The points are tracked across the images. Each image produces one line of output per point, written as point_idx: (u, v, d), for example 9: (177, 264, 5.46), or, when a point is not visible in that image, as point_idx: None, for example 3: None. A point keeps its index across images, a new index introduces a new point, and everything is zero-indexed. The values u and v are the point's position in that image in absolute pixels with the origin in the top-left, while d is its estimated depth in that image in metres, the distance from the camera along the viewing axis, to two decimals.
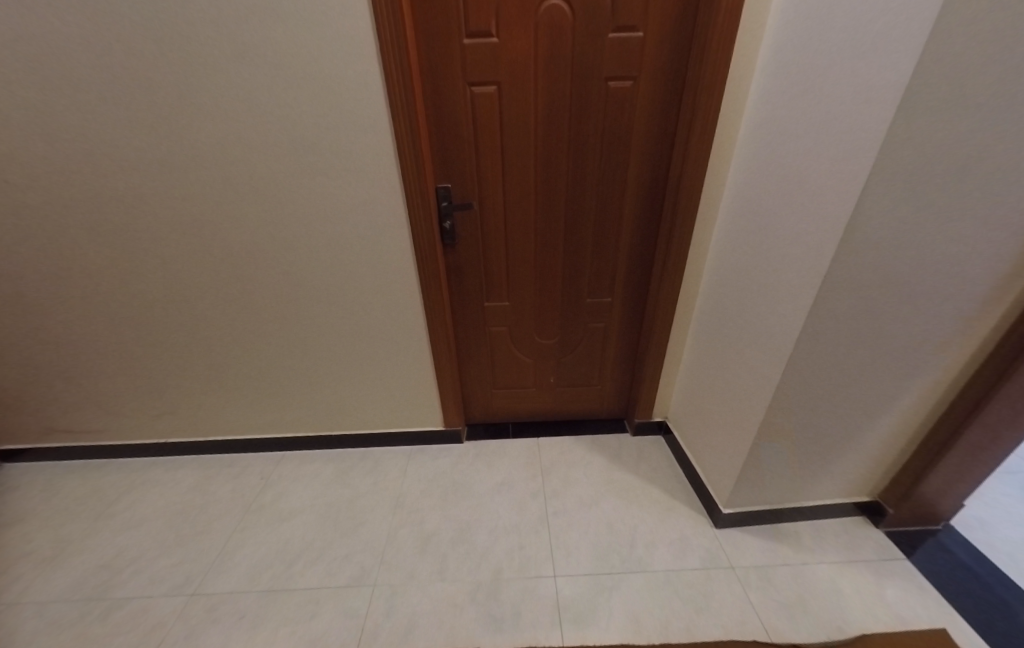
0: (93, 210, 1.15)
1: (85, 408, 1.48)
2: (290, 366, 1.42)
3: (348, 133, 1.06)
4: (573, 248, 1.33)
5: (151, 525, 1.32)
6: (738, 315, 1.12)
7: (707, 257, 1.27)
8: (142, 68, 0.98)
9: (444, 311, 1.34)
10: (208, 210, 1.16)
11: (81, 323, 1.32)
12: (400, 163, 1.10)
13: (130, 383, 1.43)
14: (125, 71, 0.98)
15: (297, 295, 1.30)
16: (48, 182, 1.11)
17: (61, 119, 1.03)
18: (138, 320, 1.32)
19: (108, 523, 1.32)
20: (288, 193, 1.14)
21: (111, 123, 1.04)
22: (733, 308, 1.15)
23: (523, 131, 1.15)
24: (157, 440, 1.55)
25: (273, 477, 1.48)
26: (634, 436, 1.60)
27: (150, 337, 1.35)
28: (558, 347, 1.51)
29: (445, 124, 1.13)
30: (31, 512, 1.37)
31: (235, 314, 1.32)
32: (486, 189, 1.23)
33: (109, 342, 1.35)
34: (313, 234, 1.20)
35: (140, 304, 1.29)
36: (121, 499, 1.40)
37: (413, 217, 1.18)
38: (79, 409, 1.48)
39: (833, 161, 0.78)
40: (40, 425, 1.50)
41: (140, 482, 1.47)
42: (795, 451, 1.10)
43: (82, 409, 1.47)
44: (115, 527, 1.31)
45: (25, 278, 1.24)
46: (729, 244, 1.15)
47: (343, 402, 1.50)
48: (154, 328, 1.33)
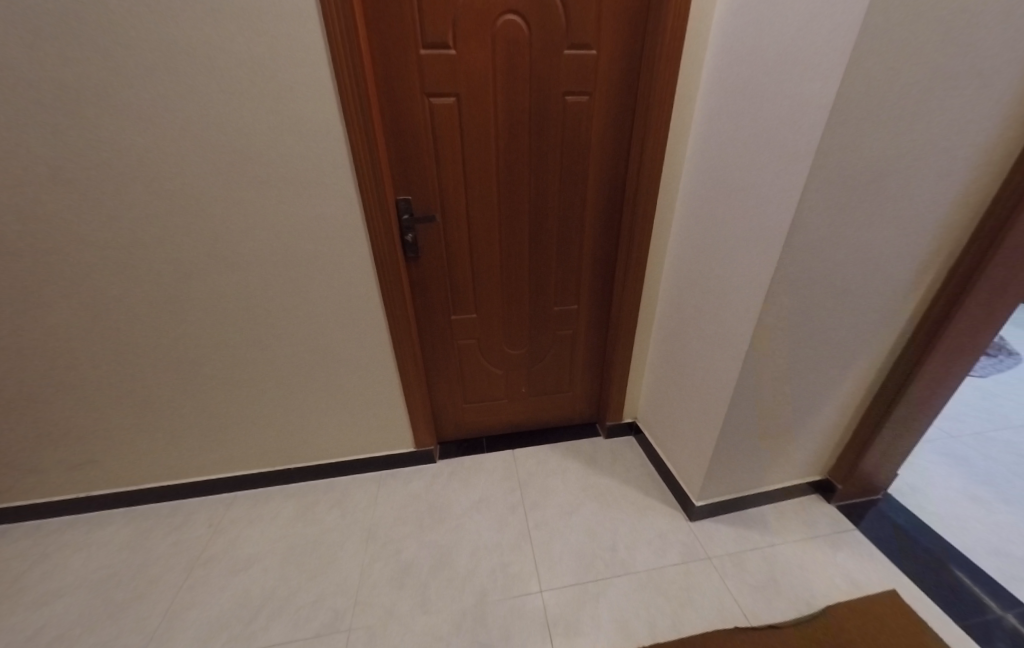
0: None
1: None
2: (239, 397, 1.29)
3: (298, 145, 1.00)
4: (539, 257, 1.34)
5: (73, 596, 1.13)
6: (698, 315, 1.18)
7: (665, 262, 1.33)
8: (50, 73, 0.86)
9: (410, 326, 1.29)
10: (136, 230, 1.03)
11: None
12: (357, 175, 1.05)
13: (38, 432, 1.23)
14: (28, 75, 0.85)
15: (245, 319, 1.19)
16: None
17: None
18: (47, 358, 1.14)
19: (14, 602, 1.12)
20: (232, 209, 1.05)
21: (9, 133, 0.90)
22: (693, 308, 1.20)
23: (483, 142, 1.14)
24: (76, 495, 1.34)
25: (224, 523, 1.32)
26: (606, 439, 1.62)
27: (63, 377, 1.17)
28: (528, 357, 1.50)
29: (403, 134, 1.10)
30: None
31: (171, 344, 1.18)
32: (449, 200, 1.21)
33: (8, 386, 1.15)
34: (262, 252, 1.11)
35: (49, 340, 1.12)
36: (30, 571, 1.19)
37: (374, 231, 1.13)
38: None
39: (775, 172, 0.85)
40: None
41: (54, 547, 1.26)
42: (758, 439, 1.17)
43: None
44: (25, 605, 1.11)
45: None
46: (685, 249, 1.21)
47: (301, 431, 1.39)
48: (68, 366, 1.16)
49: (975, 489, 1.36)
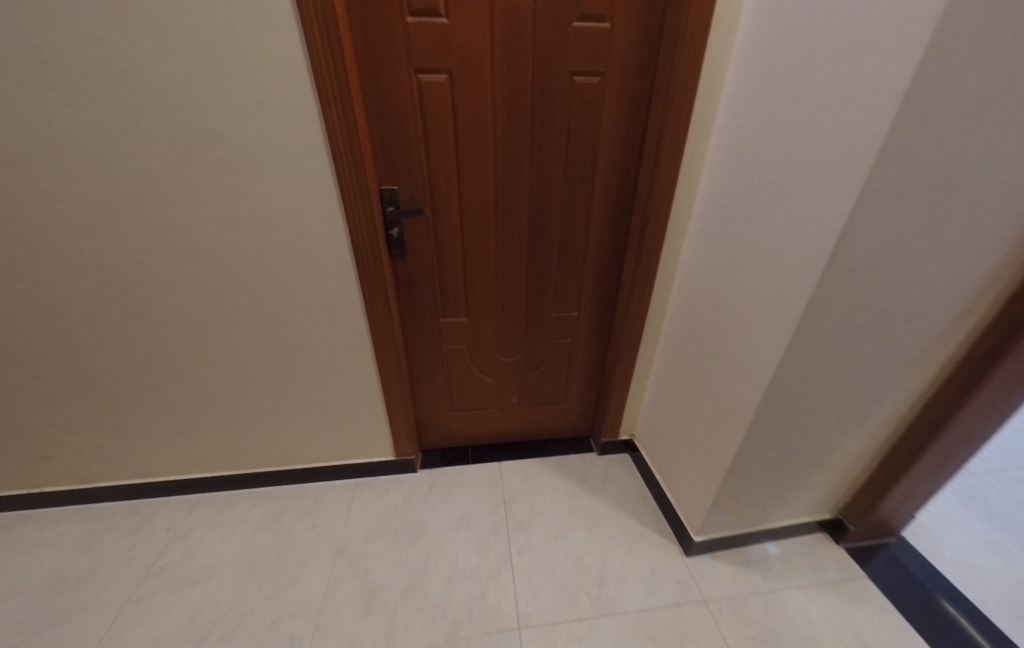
0: None
1: None
2: (203, 396, 1.19)
3: (262, 123, 0.87)
4: (537, 258, 1.21)
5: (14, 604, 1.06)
6: (713, 334, 1.06)
7: (677, 270, 1.21)
8: None
9: (393, 329, 1.18)
10: (79, 214, 0.92)
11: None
12: (333, 160, 0.93)
13: None
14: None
15: (207, 315, 1.08)
16: None
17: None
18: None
19: None
20: (187, 194, 0.93)
21: None
22: (707, 325, 1.08)
23: (479, 128, 1.01)
24: (32, 492, 1.27)
25: (184, 529, 1.24)
26: (600, 456, 1.51)
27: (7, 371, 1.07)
28: (522, 365, 1.39)
29: (388, 115, 0.97)
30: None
31: (126, 340, 1.08)
32: (439, 192, 1.08)
33: None
34: (225, 242, 0.99)
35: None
36: None
37: (354, 225, 1.00)
38: None
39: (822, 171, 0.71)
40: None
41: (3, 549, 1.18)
42: (768, 476, 1.05)
43: None
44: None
45: None
46: (703, 258, 1.08)
47: (273, 433, 1.30)
48: (11, 361, 1.06)
49: (999, 535, 1.24)
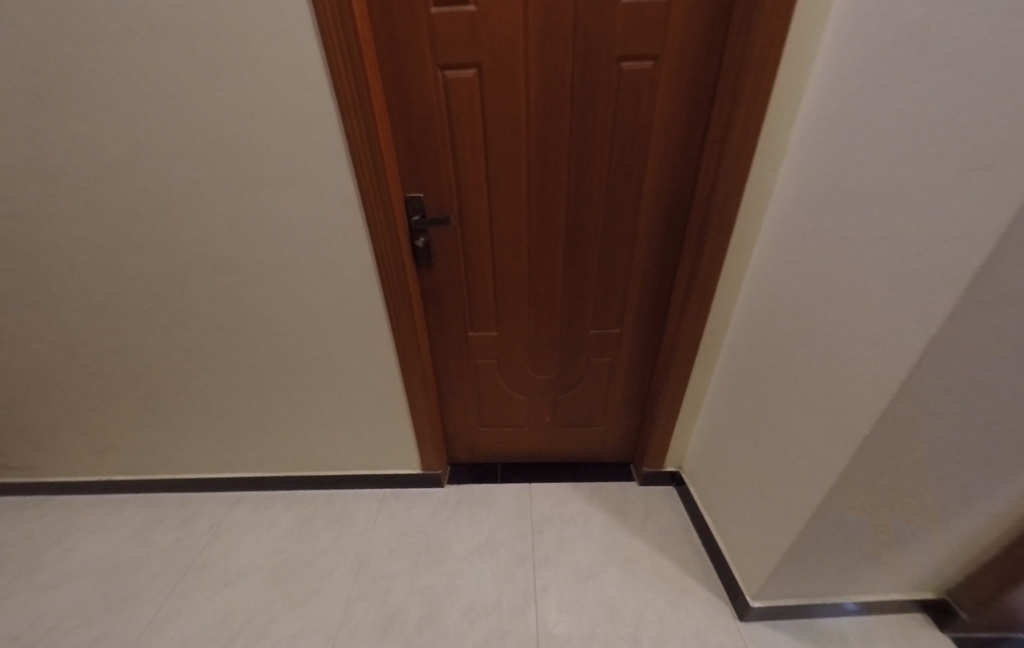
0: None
1: (26, 445, 1.35)
2: (241, 400, 1.23)
3: (282, 133, 0.84)
4: (575, 270, 1.09)
5: (81, 583, 1.17)
6: (784, 368, 0.88)
7: (741, 286, 1.02)
8: (18, 61, 0.78)
9: (419, 344, 1.13)
10: (128, 231, 0.97)
11: (6, 357, 1.17)
12: (354, 170, 0.87)
13: (67, 419, 1.29)
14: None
15: (241, 325, 1.10)
16: None
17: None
18: (65, 354, 1.16)
19: (37, 579, 1.19)
20: (217, 209, 0.93)
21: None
22: (777, 356, 0.90)
23: (511, 127, 0.91)
24: (106, 477, 1.41)
25: (225, 526, 1.30)
26: (641, 487, 1.37)
27: (80, 371, 1.19)
28: (556, 384, 1.28)
29: (413, 119, 0.90)
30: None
31: (173, 347, 1.14)
32: (467, 199, 1.00)
33: (36, 376, 1.20)
34: (254, 256, 1.00)
35: (68, 339, 1.13)
36: (56, 548, 1.27)
37: (377, 237, 0.95)
38: (20, 446, 1.35)
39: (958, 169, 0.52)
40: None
41: (82, 529, 1.33)
42: (856, 544, 0.85)
43: (23, 445, 1.35)
44: (42, 587, 1.17)
45: None
46: (775, 275, 0.90)
47: (305, 439, 1.31)
48: (83, 363, 1.17)
49: None
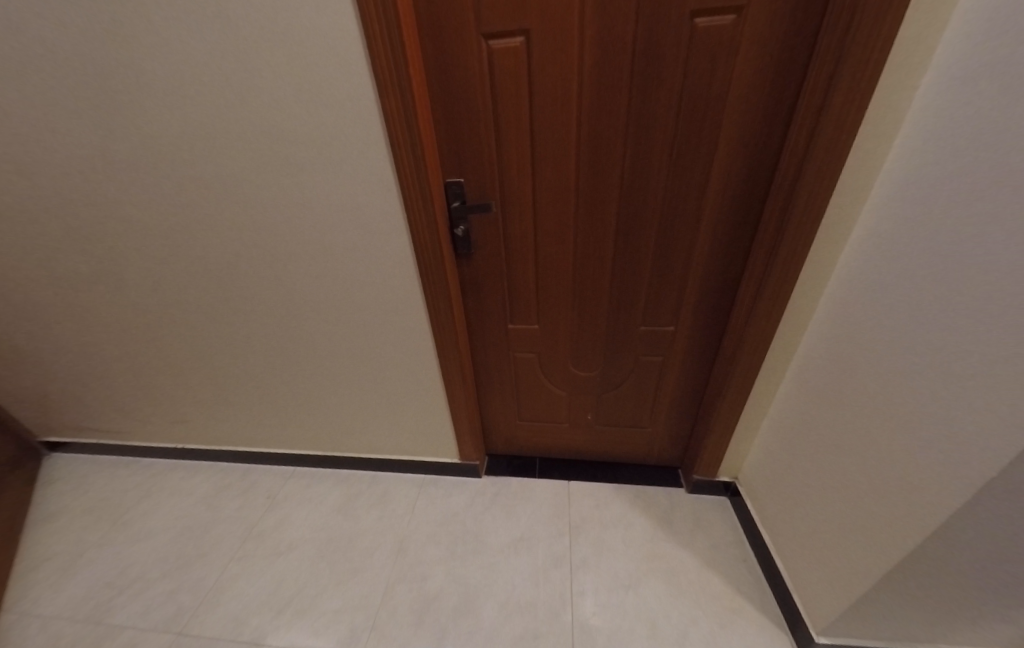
0: (77, 224, 1.06)
1: (115, 412, 1.51)
2: (291, 382, 1.29)
3: (321, 117, 0.81)
4: (626, 261, 0.99)
5: (160, 539, 1.30)
6: (879, 384, 0.74)
7: (827, 284, 0.87)
8: (80, 56, 0.80)
9: (457, 335, 1.10)
10: (188, 220, 1.00)
11: (95, 334, 1.29)
12: (392, 155, 0.83)
13: (147, 391, 1.42)
14: (66, 62, 0.81)
15: (289, 312, 1.13)
16: (30, 194, 1.02)
17: (21, 128, 0.91)
18: (141, 333, 1.26)
19: (125, 532, 1.34)
20: (264, 198, 0.94)
21: (67, 125, 0.89)
22: (870, 369, 0.77)
23: (561, 103, 0.82)
24: (180, 444, 1.55)
25: (279, 499, 1.38)
26: (690, 495, 1.27)
27: (154, 349, 1.29)
28: (600, 381, 1.21)
29: (455, 96, 0.83)
30: (70, 511, 1.44)
31: (231, 331, 1.20)
32: (510, 184, 0.92)
33: (119, 352, 1.32)
34: (299, 245, 1.00)
35: (144, 320, 1.23)
36: (140, 505, 1.43)
37: (416, 226, 0.91)
38: (110, 412, 1.52)
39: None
40: (83, 425, 1.57)
41: (162, 490, 1.48)
42: (963, 600, 0.71)
43: (112, 412, 1.51)
44: (129, 540, 1.31)
45: (35, 292, 1.22)
46: (875, 273, 0.75)
47: (350, 423, 1.35)
48: (156, 341, 1.27)
49: None
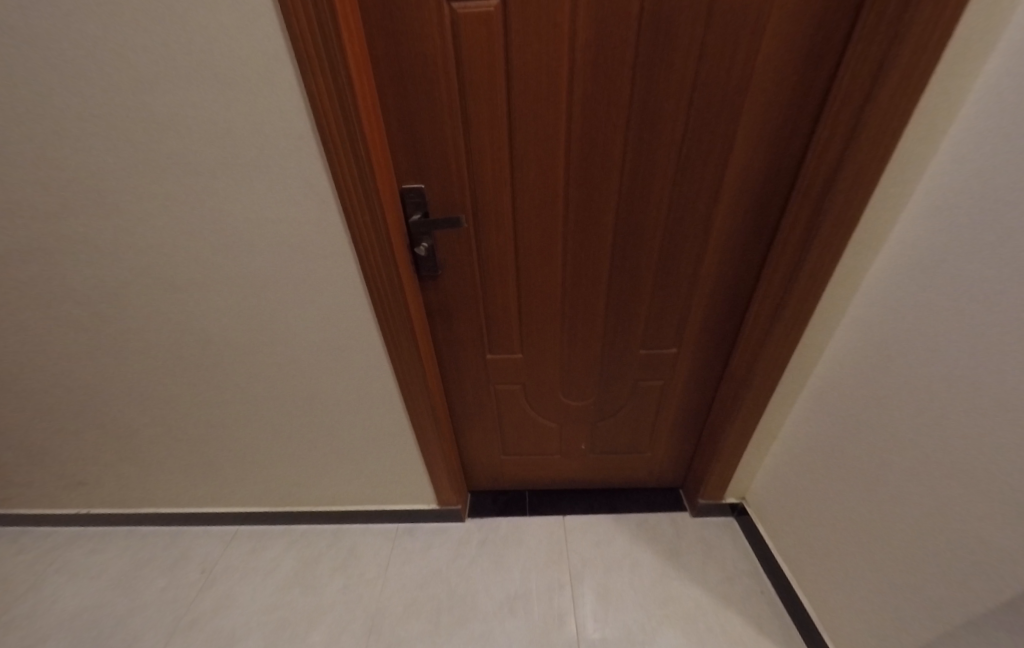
0: None
1: None
2: (222, 434, 1.04)
3: (221, 98, 0.57)
4: (625, 277, 0.85)
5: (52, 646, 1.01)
6: (927, 422, 0.64)
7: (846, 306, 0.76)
8: None
9: (425, 373, 0.91)
10: (45, 237, 0.73)
11: None
12: (327, 157, 0.62)
13: (18, 452, 1.08)
14: None
15: (209, 351, 0.88)
16: None
17: None
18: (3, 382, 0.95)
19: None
20: (154, 209, 0.69)
21: None
22: (909, 404, 0.66)
23: (548, 87, 0.64)
24: (75, 511, 1.22)
25: (218, 571, 1.13)
26: (694, 520, 1.18)
27: (23, 401, 0.98)
28: (592, 409, 1.07)
29: (408, 77, 0.62)
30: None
31: (131, 376, 0.93)
32: (484, 191, 0.74)
33: None
34: (212, 269, 0.76)
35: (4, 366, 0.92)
36: (23, 598, 1.11)
37: (365, 247, 0.71)
38: None
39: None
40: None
41: (59, 570, 1.17)
42: None
43: None
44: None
45: None
46: (908, 295, 0.64)
47: (302, 474, 1.13)
48: (25, 391, 0.96)
49: None
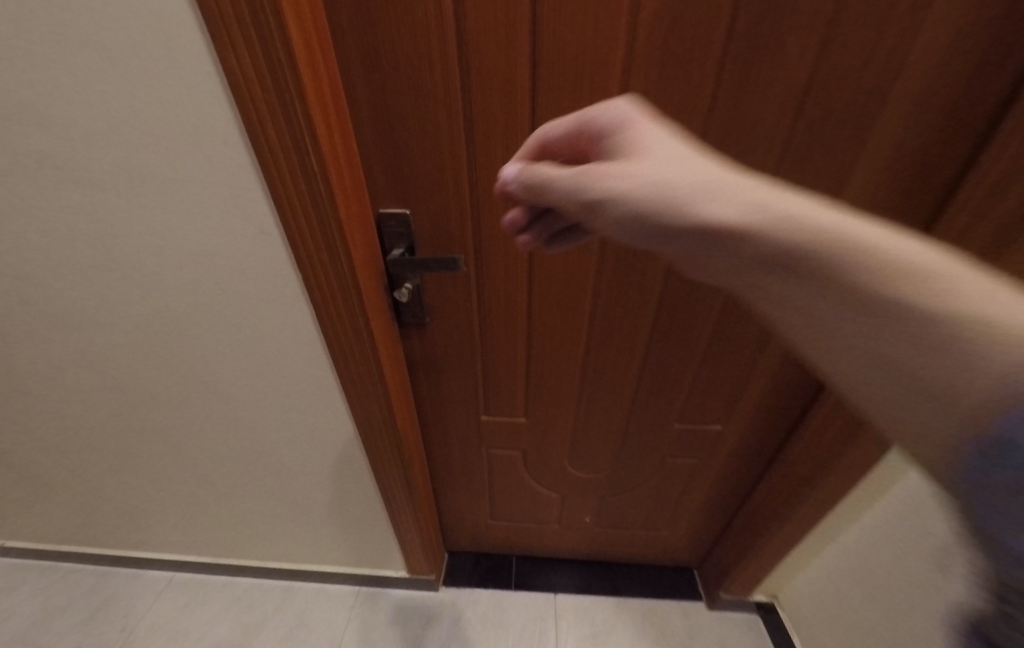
0: None
1: None
2: (146, 489, 0.83)
3: (95, 65, 0.37)
4: (667, 343, 0.65)
5: None
6: None
7: None
8: None
9: (401, 439, 0.72)
10: None
11: None
12: (263, 173, 0.42)
13: None
14: None
15: (116, 402, 0.66)
16: None
17: None
18: None
19: None
20: (10, 221, 0.46)
21: None
22: None
23: (590, 94, 0.43)
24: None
25: (140, 631, 0.94)
26: (711, 614, 1.00)
27: None
28: (605, 483, 0.88)
29: (389, 63, 0.42)
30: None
31: (19, 419, 0.71)
32: (491, 225, 0.54)
33: None
34: (106, 306, 0.54)
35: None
36: None
37: (324, 296, 0.51)
38: None
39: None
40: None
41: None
42: None
43: None
44: None
45: None
46: None
47: (248, 534, 0.93)
48: None
49: None
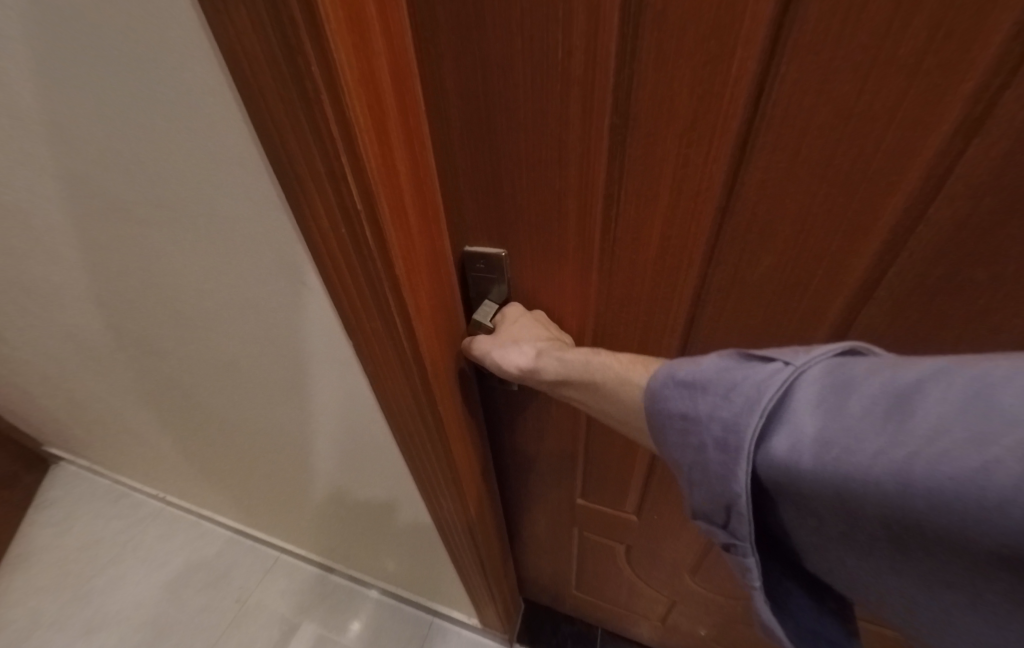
0: None
1: (66, 445, 1.18)
2: (249, 485, 0.86)
3: (69, 55, 0.25)
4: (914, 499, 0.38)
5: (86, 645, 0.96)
6: None
7: None
8: None
9: (476, 514, 0.59)
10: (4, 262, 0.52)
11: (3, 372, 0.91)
12: (302, 228, 0.28)
13: (88, 437, 1.05)
14: None
15: (215, 415, 0.66)
16: None
17: None
18: (51, 386, 0.86)
19: (44, 619, 1.00)
20: (93, 251, 0.42)
21: None
22: None
23: (925, 51, 0.18)
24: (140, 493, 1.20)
25: (250, 605, 1.01)
26: None
27: (73, 404, 0.90)
28: (739, 609, 0.64)
29: (498, 39, 0.24)
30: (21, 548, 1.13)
31: (149, 413, 0.76)
32: (623, 291, 0.34)
33: (38, 397, 0.95)
34: (188, 338, 0.50)
35: (35, 365, 0.80)
36: (73, 573, 1.08)
37: (375, 365, 0.37)
38: (61, 444, 1.18)
39: (778, 424, 0.20)
40: (25, 453, 1.22)
41: (123, 552, 1.11)
42: None
43: (63, 444, 1.18)
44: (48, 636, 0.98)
45: None
46: None
47: (332, 543, 0.93)
48: (71, 396, 0.87)
49: None
